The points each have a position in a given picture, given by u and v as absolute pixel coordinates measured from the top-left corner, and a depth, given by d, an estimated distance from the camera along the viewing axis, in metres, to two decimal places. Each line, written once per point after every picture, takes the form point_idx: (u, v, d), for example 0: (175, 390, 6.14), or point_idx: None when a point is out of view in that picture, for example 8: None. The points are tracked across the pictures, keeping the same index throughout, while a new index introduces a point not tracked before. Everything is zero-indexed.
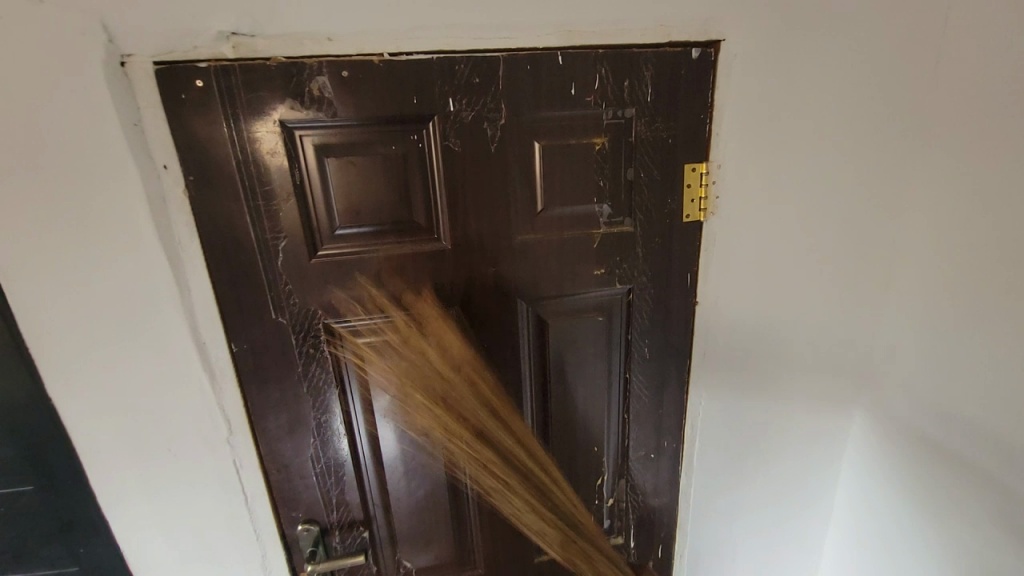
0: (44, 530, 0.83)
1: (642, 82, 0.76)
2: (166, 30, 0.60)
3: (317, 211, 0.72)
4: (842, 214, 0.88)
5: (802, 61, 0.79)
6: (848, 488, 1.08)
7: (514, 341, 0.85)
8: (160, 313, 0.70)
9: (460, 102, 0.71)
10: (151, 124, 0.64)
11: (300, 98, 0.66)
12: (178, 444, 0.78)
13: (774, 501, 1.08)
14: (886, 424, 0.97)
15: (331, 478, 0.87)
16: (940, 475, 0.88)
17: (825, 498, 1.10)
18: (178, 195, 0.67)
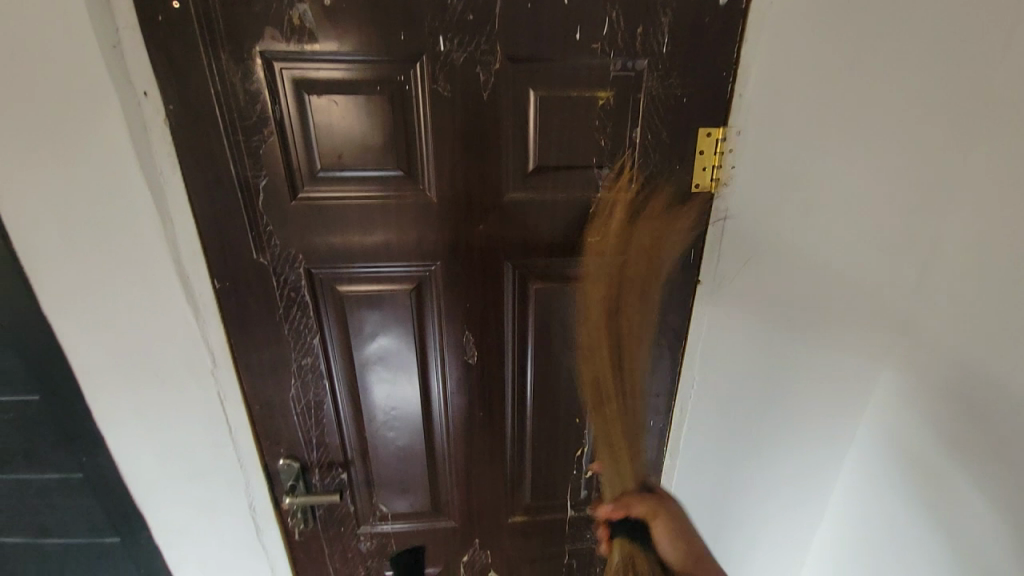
0: (52, 436, 0.90)
1: (658, 29, 0.68)
2: None
3: (299, 152, 0.70)
4: (870, 196, 0.78)
5: (849, 14, 0.68)
6: (846, 489, 1.03)
7: (499, 303, 0.82)
8: (142, 244, 0.71)
9: (452, 41, 0.66)
10: (130, 48, 0.63)
11: (281, 28, 0.63)
12: (165, 371, 0.81)
13: (764, 492, 1.05)
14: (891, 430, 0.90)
15: (312, 420, 0.89)
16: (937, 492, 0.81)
17: (820, 496, 1.06)
18: (159, 125, 0.67)
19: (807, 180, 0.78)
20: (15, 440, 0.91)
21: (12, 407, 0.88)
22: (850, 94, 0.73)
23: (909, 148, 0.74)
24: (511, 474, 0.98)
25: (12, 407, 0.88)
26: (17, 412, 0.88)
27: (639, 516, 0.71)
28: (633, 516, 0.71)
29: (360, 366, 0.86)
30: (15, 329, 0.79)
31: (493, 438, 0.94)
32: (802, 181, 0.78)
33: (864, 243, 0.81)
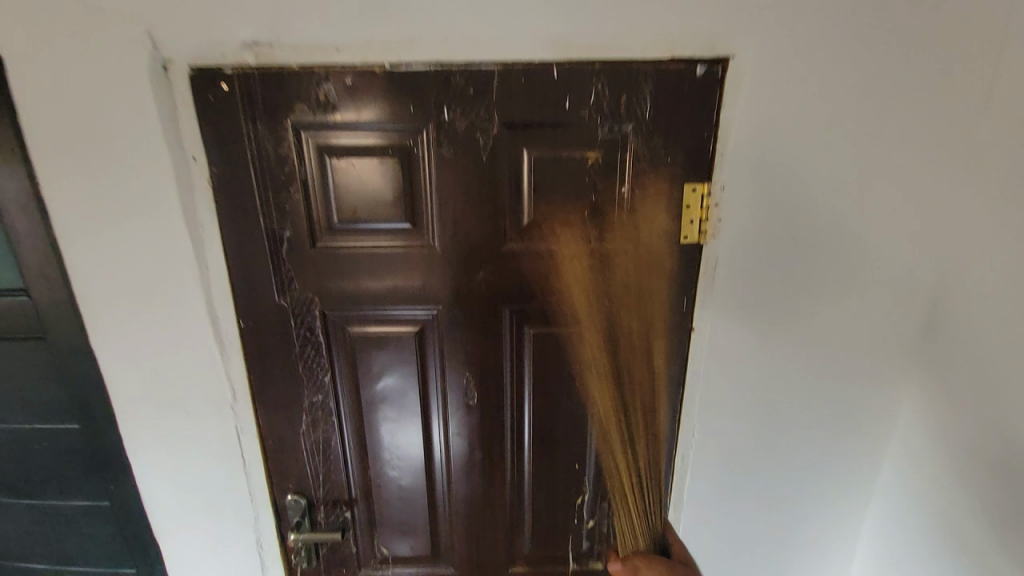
0: (85, 464, 0.98)
1: (640, 97, 0.76)
2: (199, 39, 0.70)
3: (319, 206, 0.79)
4: (863, 249, 0.84)
5: (817, 83, 0.75)
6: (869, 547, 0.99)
7: (498, 346, 0.87)
8: (181, 286, 0.81)
9: (455, 111, 0.75)
10: (185, 121, 0.74)
11: (309, 103, 0.74)
12: (190, 403, 0.88)
13: (778, 549, 1.01)
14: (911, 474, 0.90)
15: (320, 457, 0.93)
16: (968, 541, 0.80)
17: (839, 555, 1.01)
18: (203, 183, 0.77)
19: (794, 231, 0.82)
20: (51, 468, 0.99)
21: (54, 435, 0.96)
22: (829, 152, 0.78)
23: (895, 207, 0.81)
24: (511, 519, 0.98)
25: (53, 435, 0.96)
26: (57, 440, 0.96)
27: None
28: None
29: (367, 404, 0.91)
30: (67, 361, 0.88)
31: (494, 480, 0.96)
32: (787, 232, 0.82)
33: (864, 294, 0.86)
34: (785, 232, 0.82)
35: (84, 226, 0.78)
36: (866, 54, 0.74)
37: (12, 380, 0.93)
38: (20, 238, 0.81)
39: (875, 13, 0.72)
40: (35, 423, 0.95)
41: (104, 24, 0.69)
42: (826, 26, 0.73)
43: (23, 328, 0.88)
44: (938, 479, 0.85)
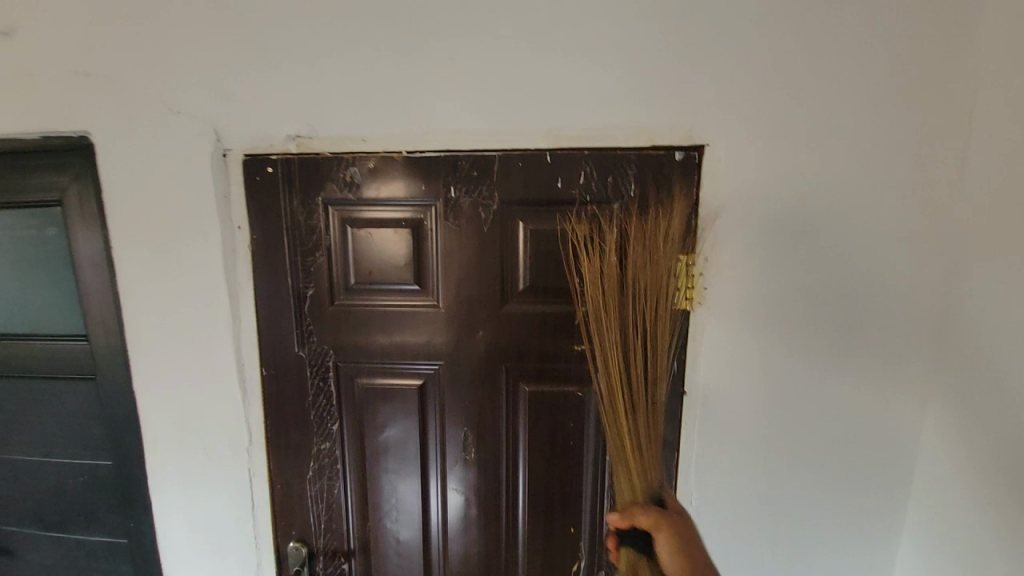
0: (112, 499, 1.05)
1: (625, 179, 0.85)
2: (252, 132, 0.85)
3: (339, 269, 0.90)
4: (849, 320, 0.86)
5: (788, 167, 0.82)
6: None
7: (495, 400, 0.92)
8: (216, 336, 0.91)
9: (461, 190, 0.86)
10: (235, 196, 0.88)
11: (337, 182, 0.87)
12: (211, 445, 0.95)
13: None
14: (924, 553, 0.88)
15: (323, 505, 0.97)
16: None
17: None
18: (244, 248, 0.89)
19: (777, 300, 0.86)
20: (81, 502, 1.06)
21: (88, 471, 1.05)
22: (806, 229, 0.84)
23: (877, 279, 0.85)
24: None
25: (88, 470, 1.05)
26: (90, 474, 1.05)
27: (642, 525, 0.72)
28: (635, 525, 0.72)
29: (370, 454, 0.96)
30: (111, 401, 0.99)
31: (489, 538, 0.97)
32: (772, 301, 0.86)
33: (857, 364, 0.88)
34: (769, 301, 0.86)
35: (142, 281, 0.90)
36: (833, 142, 0.82)
37: (60, 417, 1.03)
38: (88, 290, 0.94)
39: (839, 108, 0.81)
40: (74, 459, 1.05)
41: (181, 122, 0.85)
42: (793, 119, 0.81)
43: (78, 370, 1.00)
44: (951, 563, 0.83)
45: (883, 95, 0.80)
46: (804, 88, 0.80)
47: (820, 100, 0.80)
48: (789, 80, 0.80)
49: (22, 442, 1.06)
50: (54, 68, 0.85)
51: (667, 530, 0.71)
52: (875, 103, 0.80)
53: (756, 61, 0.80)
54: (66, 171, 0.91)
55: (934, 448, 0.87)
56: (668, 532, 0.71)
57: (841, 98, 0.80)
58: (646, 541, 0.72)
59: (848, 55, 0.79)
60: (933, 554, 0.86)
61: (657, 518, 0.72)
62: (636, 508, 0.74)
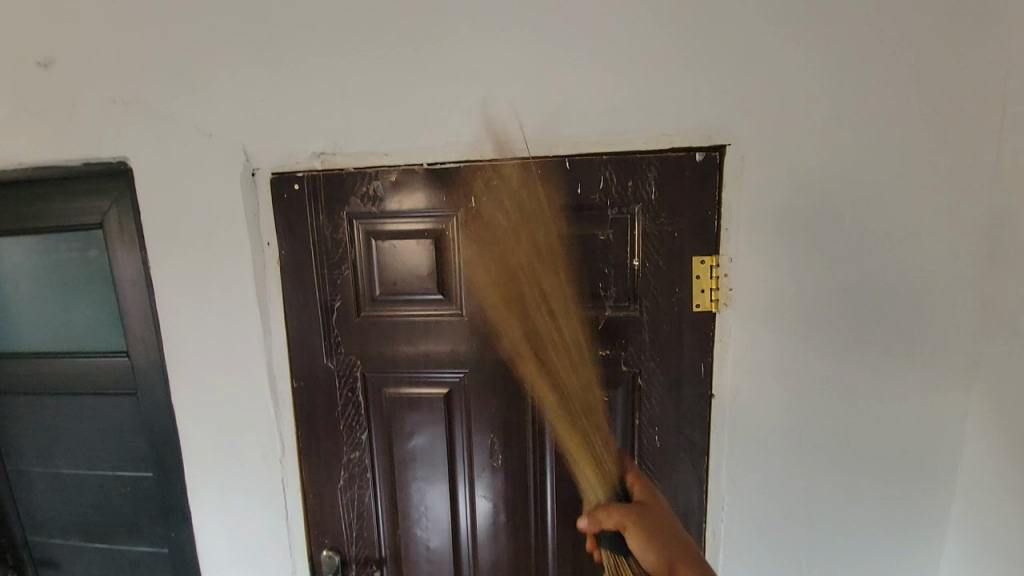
0: (153, 510, 1.09)
1: (645, 182, 0.85)
2: (279, 151, 0.88)
3: (364, 282, 0.92)
4: (882, 316, 0.84)
5: (812, 163, 0.81)
6: None
7: (520, 407, 0.92)
8: (248, 348, 0.94)
9: (481, 199, 0.87)
10: (263, 213, 0.91)
11: (361, 197, 0.89)
12: (245, 455, 0.98)
13: None
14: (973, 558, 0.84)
15: (355, 514, 0.99)
16: None
17: None
18: (273, 264, 0.92)
19: (807, 299, 0.84)
20: (124, 513, 1.10)
21: (131, 482, 1.09)
22: (833, 226, 0.82)
23: (909, 274, 0.83)
24: None
25: (130, 482, 1.09)
26: (132, 486, 1.09)
27: (611, 528, 0.66)
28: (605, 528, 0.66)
29: (399, 463, 0.97)
30: (151, 415, 1.02)
31: (519, 545, 0.97)
32: (801, 299, 0.85)
33: (892, 362, 0.85)
34: (799, 301, 0.85)
35: (178, 298, 0.94)
36: (857, 135, 0.80)
37: (103, 430, 1.08)
38: (128, 308, 0.98)
39: (863, 100, 0.79)
40: (117, 471, 1.09)
41: (212, 144, 0.88)
42: (815, 114, 0.80)
43: (119, 384, 1.04)
44: (1000, 567, 0.80)
45: (908, 86, 0.78)
46: (825, 82, 0.79)
47: (844, 94, 0.79)
48: (809, 74, 0.79)
49: (69, 455, 1.11)
50: (94, 98, 0.89)
51: (636, 530, 0.64)
52: (901, 94, 0.78)
53: (775, 58, 0.79)
54: (107, 196, 0.95)
55: (981, 447, 0.83)
56: (636, 531, 0.65)
57: (864, 90, 0.79)
58: (619, 542, 0.66)
59: (870, 46, 0.77)
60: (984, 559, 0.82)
61: (624, 515, 0.66)
62: (603, 509, 0.68)
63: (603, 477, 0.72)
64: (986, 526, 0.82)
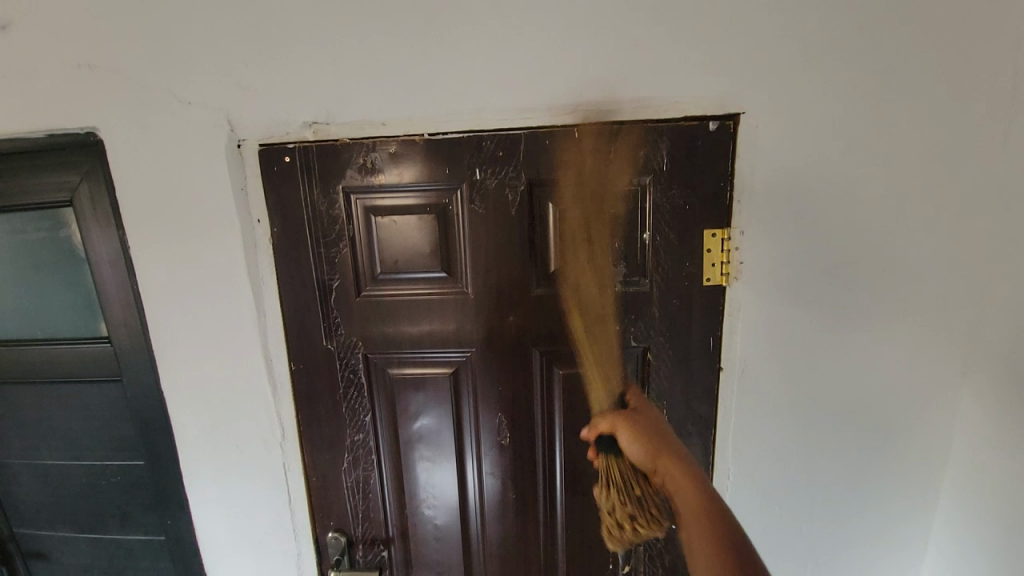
0: (147, 498, 1.05)
1: (657, 153, 0.82)
2: (266, 120, 0.81)
3: (363, 260, 0.88)
4: (889, 286, 0.84)
5: (826, 131, 0.79)
6: None
7: (528, 384, 0.91)
8: (242, 331, 0.89)
9: (486, 171, 0.83)
10: (252, 188, 0.85)
11: (358, 169, 0.84)
12: (244, 440, 0.95)
13: None
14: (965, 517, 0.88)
15: (360, 495, 0.97)
16: None
17: None
18: (265, 242, 0.87)
19: (817, 271, 0.84)
20: (115, 503, 1.07)
21: (122, 471, 1.04)
22: (845, 195, 0.81)
23: (916, 243, 0.83)
24: (545, 563, 0.99)
25: (121, 471, 1.05)
26: (123, 475, 1.05)
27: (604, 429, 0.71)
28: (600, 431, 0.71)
29: (404, 443, 0.95)
30: (139, 402, 0.98)
31: (527, 519, 0.97)
32: (809, 272, 0.84)
33: (896, 332, 0.86)
34: (808, 271, 0.84)
35: (162, 280, 0.88)
36: (873, 100, 0.78)
37: (89, 420, 1.03)
38: (107, 291, 0.92)
39: (880, 64, 0.76)
40: (106, 460, 1.04)
41: (191, 112, 0.81)
42: (833, 81, 0.77)
43: (103, 372, 0.99)
44: (990, 525, 0.83)
45: (927, 51, 0.76)
46: (844, 47, 0.76)
47: (863, 59, 0.76)
48: (828, 37, 0.76)
49: (52, 446, 1.05)
50: (54, 61, 0.81)
51: (626, 428, 0.69)
52: (920, 61, 0.76)
53: (794, 20, 0.75)
54: (76, 170, 0.87)
55: (977, 412, 0.85)
56: (625, 429, 0.69)
57: (882, 53, 0.76)
58: (613, 443, 0.70)
59: (890, 10, 0.75)
60: (978, 518, 0.85)
61: (615, 420, 0.70)
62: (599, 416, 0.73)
63: (608, 393, 0.77)
64: (978, 487, 0.85)
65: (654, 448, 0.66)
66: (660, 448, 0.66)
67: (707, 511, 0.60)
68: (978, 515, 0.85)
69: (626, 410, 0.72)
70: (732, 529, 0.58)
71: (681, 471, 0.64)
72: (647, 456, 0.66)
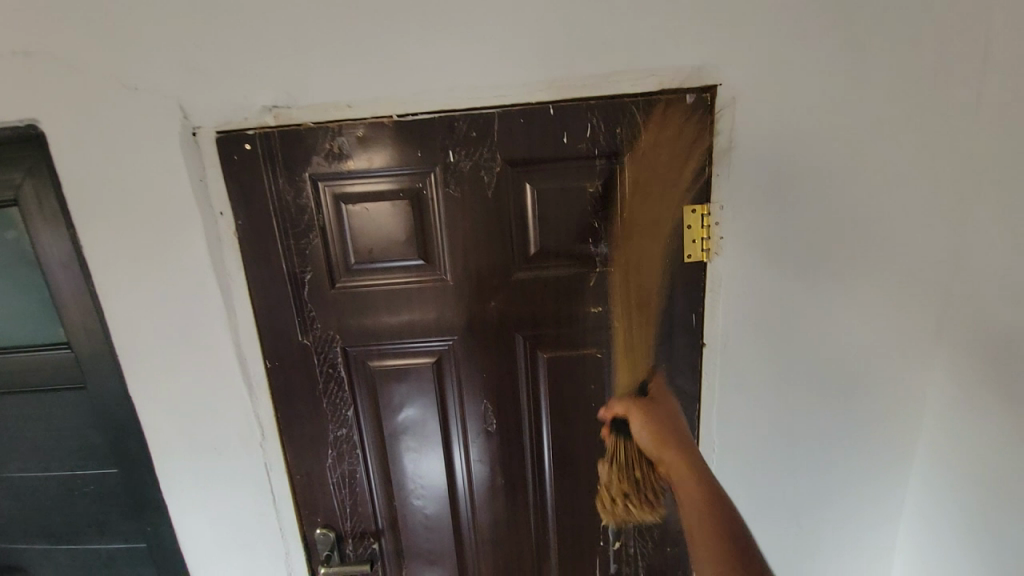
0: (124, 506, 1.01)
1: (634, 128, 0.80)
2: (222, 106, 0.76)
3: (336, 251, 0.84)
4: (865, 255, 0.85)
5: (803, 102, 0.78)
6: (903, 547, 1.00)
7: (512, 370, 0.90)
8: (211, 330, 0.85)
9: (460, 153, 0.80)
10: (212, 179, 0.80)
11: (324, 156, 0.80)
12: (222, 442, 0.91)
13: (806, 556, 1.02)
14: (940, 475, 0.91)
15: (347, 489, 0.96)
16: (996, 532, 0.82)
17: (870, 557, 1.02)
18: (230, 236, 0.83)
19: (794, 243, 0.84)
20: (90, 513, 1.03)
21: (94, 480, 1.00)
22: (822, 166, 0.81)
23: (891, 211, 0.83)
24: (536, 544, 1.00)
25: (94, 480, 1.00)
26: (97, 484, 1.01)
27: (617, 412, 0.73)
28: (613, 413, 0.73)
29: (389, 435, 0.94)
30: (107, 409, 0.93)
31: (517, 503, 0.97)
32: (788, 245, 0.84)
33: (873, 301, 0.87)
34: (787, 244, 0.84)
35: (122, 280, 0.83)
36: (849, 68, 0.77)
37: (55, 429, 0.98)
38: (62, 295, 0.87)
39: (856, 31, 0.75)
40: (77, 470, 1.00)
41: (140, 99, 0.76)
42: (810, 50, 0.76)
43: (65, 380, 0.94)
44: (962, 481, 0.87)
45: (901, 16, 0.75)
46: (820, 15, 0.74)
47: (838, 26, 0.75)
48: (804, 3, 0.74)
49: (17, 458, 1.00)
50: None
51: (639, 412, 0.70)
52: (895, 27, 0.75)
53: None
54: (18, 168, 0.81)
55: (950, 375, 0.88)
56: (638, 414, 0.70)
57: (857, 19, 0.75)
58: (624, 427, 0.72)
59: None
60: (953, 475, 0.89)
61: (630, 405, 0.72)
62: (617, 398, 0.75)
63: (632, 376, 0.79)
64: (952, 446, 0.88)
65: (663, 438, 0.67)
66: (668, 436, 0.67)
67: (715, 511, 0.59)
68: (952, 472, 0.89)
69: (644, 399, 0.73)
70: (730, 516, 0.59)
71: (688, 469, 0.64)
72: (656, 442, 0.67)
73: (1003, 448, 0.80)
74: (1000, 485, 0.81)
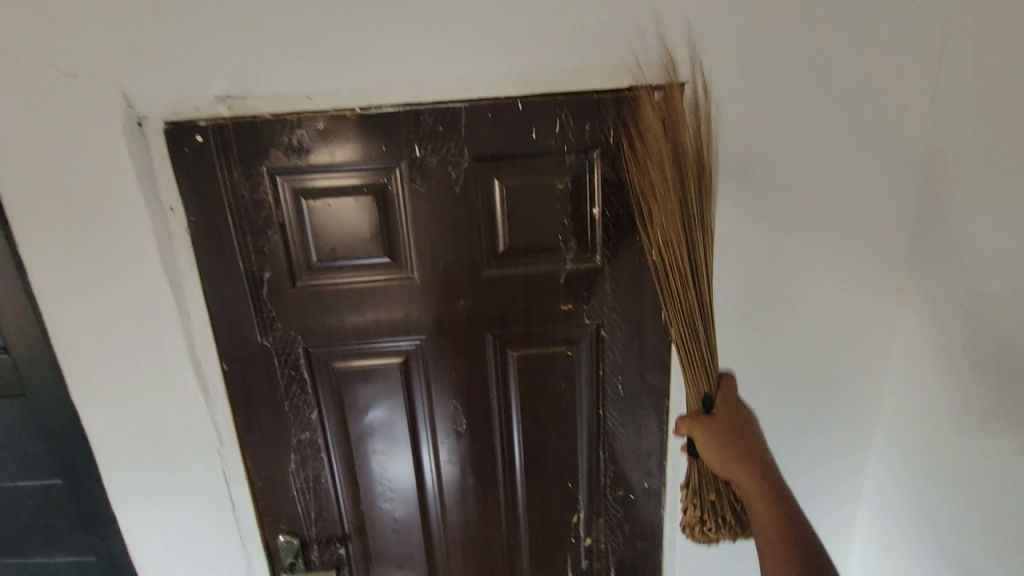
0: (70, 519, 0.95)
1: (603, 125, 0.79)
2: (170, 95, 0.72)
3: (296, 248, 0.81)
4: (826, 252, 0.87)
5: (768, 101, 0.79)
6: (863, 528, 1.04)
7: (482, 368, 0.88)
8: (162, 332, 0.81)
9: (426, 148, 0.78)
10: (161, 172, 0.76)
11: (283, 149, 0.76)
12: (176, 449, 0.87)
13: None
14: (897, 462, 0.95)
15: (311, 494, 0.93)
16: (950, 516, 0.86)
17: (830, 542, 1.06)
18: (181, 233, 0.78)
19: (759, 241, 0.86)
20: (33, 526, 0.96)
21: (36, 492, 0.94)
22: (787, 163, 0.82)
23: (851, 210, 0.85)
24: (507, 543, 0.99)
25: (36, 491, 0.94)
26: (40, 496, 0.94)
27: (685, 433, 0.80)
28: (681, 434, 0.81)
29: (355, 438, 0.91)
30: (50, 416, 0.87)
31: (487, 503, 0.96)
32: (754, 241, 0.86)
33: (833, 297, 0.90)
34: (752, 241, 0.86)
35: (64, 279, 0.78)
36: (813, 69, 0.78)
37: None
38: None
39: (819, 32, 0.77)
40: (18, 481, 0.94)
41: (78, 85, 0.70)
42: (774, 51, 0.77)
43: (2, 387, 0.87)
44: (917, 465, 0.91)
45: (861, 19, 0.76)
46: (784, 16, 0.76)
47: (802, 27, 0.76)
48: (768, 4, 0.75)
49: None
50: None
51: (702, 433, 0.78)
52: (855, 29, 0.77)
53: None
54: None
55: (907, 368, 0.91)
56: (704, 437, 0.78)
57: (820, 21, 0.76)
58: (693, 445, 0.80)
59: None
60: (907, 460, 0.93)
61: (693, 423, 0.79)
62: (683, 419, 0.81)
63: (694, 385, 0.81)
64: (909, 434, 0.92)
65: (732, 462, 0.76)
66: (737, 456, 0.76)
67: (794, 538, 0.71)
68: (908, 458, 0.93)
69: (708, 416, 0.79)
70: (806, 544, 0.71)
71: (764, 502, 0.74)
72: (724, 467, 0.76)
73: (955, 436, 0.83)
74: (952, 469, 0.85)
